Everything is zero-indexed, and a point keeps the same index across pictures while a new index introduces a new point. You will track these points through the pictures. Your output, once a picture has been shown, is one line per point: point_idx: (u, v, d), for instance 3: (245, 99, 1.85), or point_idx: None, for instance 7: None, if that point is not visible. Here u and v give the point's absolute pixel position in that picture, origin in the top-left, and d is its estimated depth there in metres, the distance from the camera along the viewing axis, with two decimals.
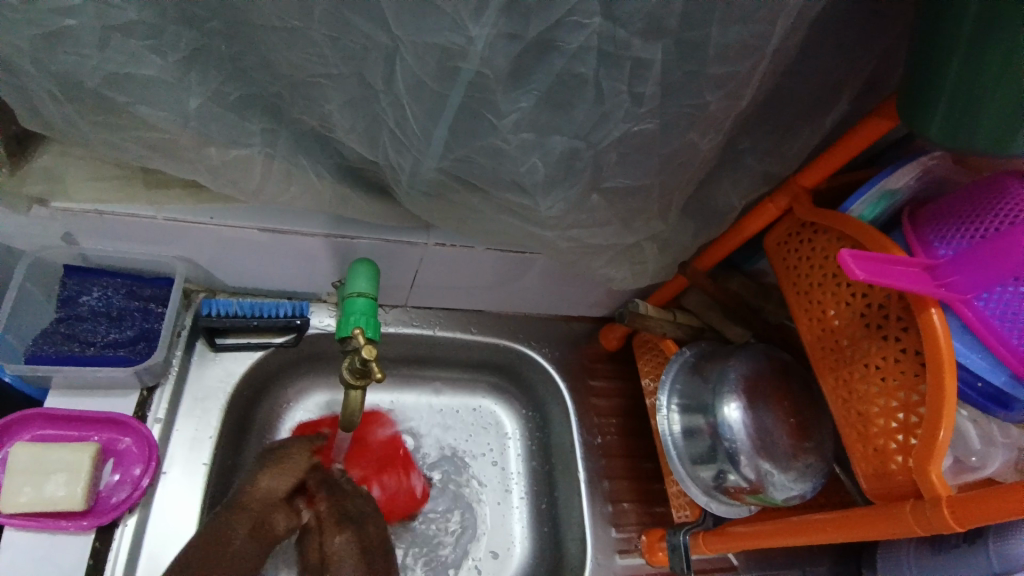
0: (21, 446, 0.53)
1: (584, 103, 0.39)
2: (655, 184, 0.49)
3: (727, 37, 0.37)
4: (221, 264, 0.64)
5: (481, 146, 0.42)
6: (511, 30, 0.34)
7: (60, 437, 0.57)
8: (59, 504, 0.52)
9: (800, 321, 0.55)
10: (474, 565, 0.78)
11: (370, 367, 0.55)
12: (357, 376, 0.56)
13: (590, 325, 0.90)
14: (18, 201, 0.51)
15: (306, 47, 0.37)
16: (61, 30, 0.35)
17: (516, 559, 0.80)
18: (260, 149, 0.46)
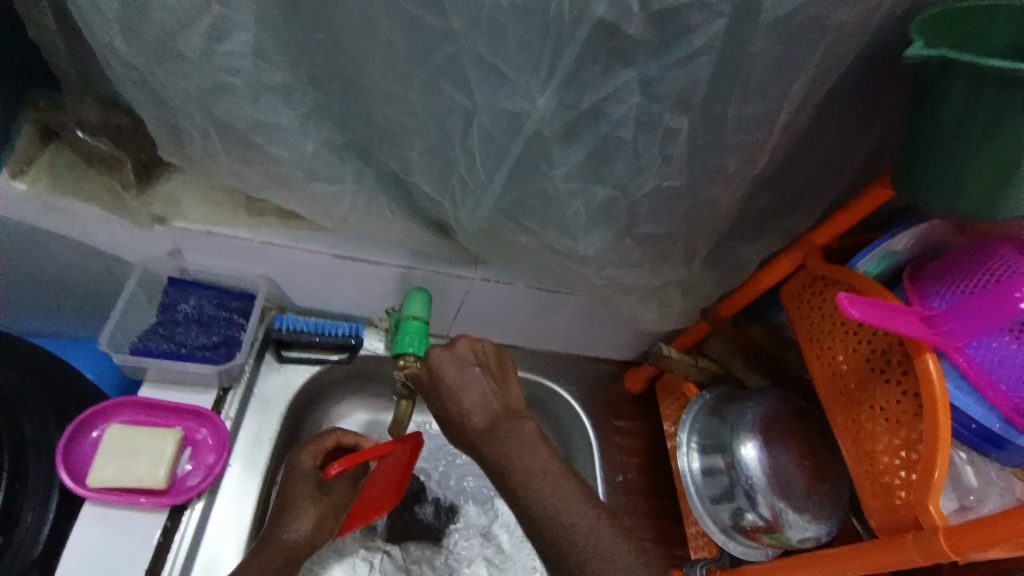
0: (117, 429, 0.61)
1: (623, 159, 0.47)
2: (681, 231, 0.56)
3: (744, 111, 0.44)
4: (296, 285, 0.73)
5: (535, 190, 0.50)
6: (569, 100, 0.42)
7: (146, 424, 0.65)
8: (145, 482, 0.59)
9: (813, 363, 0.60)
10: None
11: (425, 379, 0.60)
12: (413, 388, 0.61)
13: (616, 367, 0.96)
14: (141, 218, 0.63)
15: (403, 107, 0.47)
16: (225, 86, 0.44)
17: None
18: (350, 185, 0.55)
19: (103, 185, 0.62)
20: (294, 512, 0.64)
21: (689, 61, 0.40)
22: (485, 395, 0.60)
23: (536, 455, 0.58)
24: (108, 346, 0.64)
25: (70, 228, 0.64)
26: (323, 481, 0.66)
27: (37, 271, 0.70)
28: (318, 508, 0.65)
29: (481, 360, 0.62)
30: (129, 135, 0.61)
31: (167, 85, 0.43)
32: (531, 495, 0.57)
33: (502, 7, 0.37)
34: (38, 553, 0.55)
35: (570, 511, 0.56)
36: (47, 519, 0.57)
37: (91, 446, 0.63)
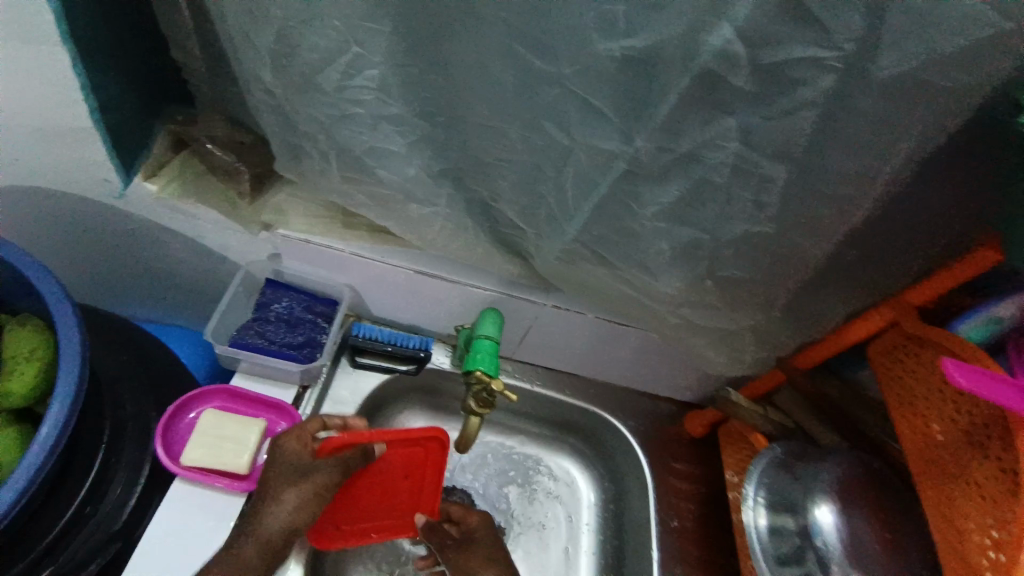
0: (211, 413, 0.67)
1: (713, 204, 0.47)
2: (763, 277, 0.56)
3: (846, 165, 0.44)
4: (376, 296, 0.78)
5: (620, 227, 0.52)
6: (668, 144, 0.43)
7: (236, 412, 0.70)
8: (229, 465, 0.64)
9: (901, 431, 0.57)
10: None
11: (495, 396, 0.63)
12: (481, 404, 0.63)
13: (675, 406, 0.95)
14: (252, 225, 0.69)
15: (502, 140, 0.49)
16: (350, 114, 0.48)
17: None
18: (442, 209, 0.59)
19: (221, 195, 0.69)
20: (273, 499, 0.60)
21: (793, 113, 0.40)
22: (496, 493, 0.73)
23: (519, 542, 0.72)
24: (213, 336, 0.72)
25: (189, 228, 0.72)
26: (305, 469, 0.61)
27: (159, 263, 0.78)
28: (298, 493, 0.61)
29: None
30: (250, 151, 0.69)
31: (303, 113, 0.49)
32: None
33: (612, 56, 0.39)
34: (122, 522, 0.61)
35: None
36: (135, 491, 0.63)
37: (186, 427, 0.69)
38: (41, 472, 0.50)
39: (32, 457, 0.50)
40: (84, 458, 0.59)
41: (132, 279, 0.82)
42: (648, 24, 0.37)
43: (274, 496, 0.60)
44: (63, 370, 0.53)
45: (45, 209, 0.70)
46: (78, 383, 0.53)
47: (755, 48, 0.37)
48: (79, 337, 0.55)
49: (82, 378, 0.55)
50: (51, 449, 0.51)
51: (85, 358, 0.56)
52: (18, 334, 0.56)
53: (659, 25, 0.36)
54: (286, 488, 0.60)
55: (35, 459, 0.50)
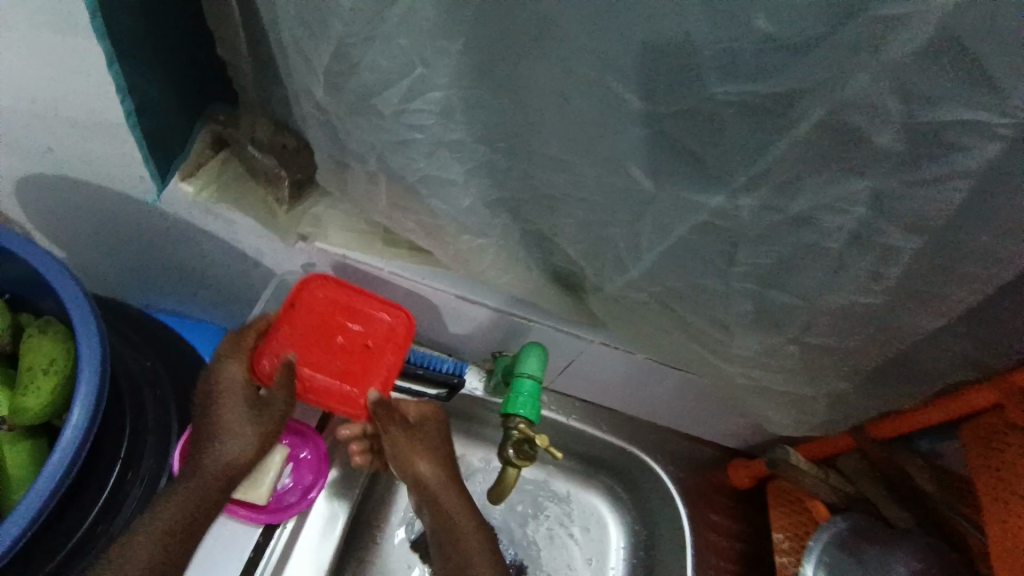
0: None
1: (817, 270, 0.41)
2: (856, 347, 0.49)
3: (994, 244, 0.36)
4: (413, 314, 0.74)
5: (699, 281, 0.46)
6: (779, 205, 0.37)
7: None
8: (248, 494, 0.60)
9: (982, 495, 0.56)
10: None
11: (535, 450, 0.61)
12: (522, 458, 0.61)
13: (719, 452, 0.88)
14: (288, 235, 0.65)
15: (573, 176, 0.43)
16: (409, 140, 0.43)
17: None
18: (496, 240, 0.53)
19: (260, 200, 0.64)
20: (221, 433, 0.57)
21: (941, 183, 0.33)
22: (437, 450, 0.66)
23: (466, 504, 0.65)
24: None
25: (224, 231, 0.68)
26: (258, 401, 0.58)
27: (192, 262, 0.75)
28: (247, 426, 0.58)
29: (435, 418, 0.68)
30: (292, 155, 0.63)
31: (356, 133, 0.44)
32: (452, 526, 0.64)
33: (726, 102, 0.32)
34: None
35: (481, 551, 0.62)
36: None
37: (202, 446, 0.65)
38: (47, 508, 0.48)
39: (42, 490, 0.49)
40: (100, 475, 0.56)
41: (164, 274, 0.80)
42: (781, 72, 0.30)
43: (223, 431, 0.57)
44: (75, 408, 0.50)
45: (82, 201, 0.68)
46: (88, 425, 0.51)
47: (912, 107, 0.30)
48: (97, 374, 0.52)
49: (94, 416, 0.52)
50: (51, 493, 0.49)
51: (102, 392, 0.53)
52: (39, 344, 0.53)
53: (792, 72, 0.30)
54: (231, 421, 0.58)
55: (46, 487, 0.49)
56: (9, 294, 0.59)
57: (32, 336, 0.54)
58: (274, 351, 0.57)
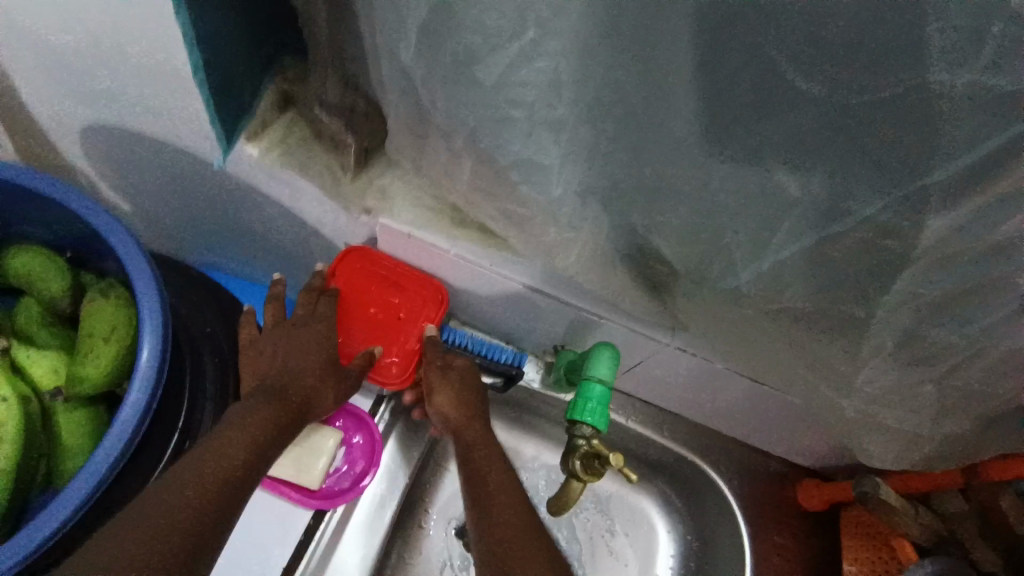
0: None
1: (995, 307, 0.33)
2: (1010, 396, 0.41)
3: None
4: (474, 301, 0.69)
5: (830, 303, 0.39)
6: (971, 226, 0.30)
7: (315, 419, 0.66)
8: (302, 479, 0.60)
9: None
10: None
11: (603, 464, 0.56)
12: (588, 471, 0.57)
13: (788, 469, 0.82)
14: (352, 207, 0.61)
15: (696, 171, 0.37)
16: (506, 117, 0.37)
17: None
18: (585, 234, 0.47)
19: (325, 165, 0.60)
20: (298, 370, 0.59)
21: None
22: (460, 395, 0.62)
23: (494, 449, 0.59)
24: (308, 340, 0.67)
25: (287, 197, 0.64)
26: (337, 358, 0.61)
27: (252, 226, 0.73)
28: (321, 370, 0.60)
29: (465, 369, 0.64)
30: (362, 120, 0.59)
31: (444, 103, 0.38)
32: (476, 476, 0.57)
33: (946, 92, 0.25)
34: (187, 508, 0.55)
35: (504, 487, 0.55)
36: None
37: None
38: (120, 463, 0.47)
39: (114, 445, 0.47)
40: (155, 449, 0.54)
41: (223, 235, 0.78)
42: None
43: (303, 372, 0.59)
44: (137, 383, 0.48)
45: (146, 156, 0.65)
46: (148, 402, 0.48)
47: None
48: (159, 348, 0.49)
49: (154, 395, 0.49)
50: (109, 470, 0.47)
51: (162, 367, 0.50)
52: (99, 309, 0.52)
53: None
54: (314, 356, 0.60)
55: (116, 442, 0.47)
56: (70, 250, 0.57)
57: (93, 300, 0.53)
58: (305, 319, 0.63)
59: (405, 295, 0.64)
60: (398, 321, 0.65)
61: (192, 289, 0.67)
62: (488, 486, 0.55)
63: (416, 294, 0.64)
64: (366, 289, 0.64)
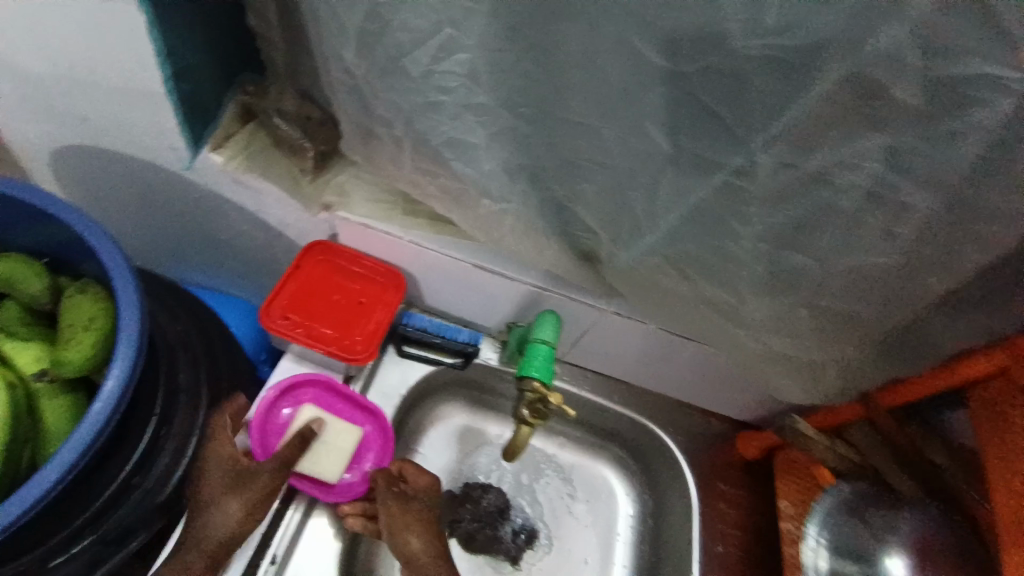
0: (308, 408, 0.68)
1: (830, 230, 0.42)
2: (867, 313, 0.50)
3: (1006, 204, 0.37)
4: (431, 288, 0.76)
5: (714, 244, 0.47)
6: (794, 162, 0.38)
7: (328, 411, 0.70)
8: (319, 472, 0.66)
9: (1006, 523, 0.50)
10: None
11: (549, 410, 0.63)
12: (535, 416, 0.64)
13: (728, 426, 0.90)
14: (313, 205, 0.67)
15: (596, 141, 0.45)
16: (435, 102, 0.45)
17: None
18: (517, 207, 0.54)
19: (286, 170, 0.66)
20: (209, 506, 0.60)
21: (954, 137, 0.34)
22: (427, 542, 0.65)
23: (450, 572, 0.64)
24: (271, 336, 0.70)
25: (250, 202, 0.69)
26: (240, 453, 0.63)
27: (217, 234, 0.78)
28: (233, 498, 0.60)
29: (428, 487, 0.69)
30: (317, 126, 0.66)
31: (383, 94, 0.46)
32: None
33: (750, 56, 0.34)
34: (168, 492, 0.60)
35: None
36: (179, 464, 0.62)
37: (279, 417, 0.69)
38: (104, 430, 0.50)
39: (98, 415, 0.50)
40: (135, 432, 0.58)
41: (189, 247, 0.82)
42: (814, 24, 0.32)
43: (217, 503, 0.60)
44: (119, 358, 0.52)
45: (113, 172, 0.70)
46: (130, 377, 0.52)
47: (930, 58, 0.32)
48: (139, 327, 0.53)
49: (134, 371, 0.53)
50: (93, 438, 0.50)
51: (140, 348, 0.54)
52: (80, 301, 0.56)
53: (833, 17, 0.32)
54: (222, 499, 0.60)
55: (100, 412, 0.50)
56: (47, 255, 0.62)
57: (72, 295, 0.57)
58: (271, 306, 0.66)
59: (367, 282, 0.70)
60: (361, 306, 0.69)
61: (163, 292, 0.71)
62: None
63: (378, 281, 0.70)
64: (330, 276, 0.69)
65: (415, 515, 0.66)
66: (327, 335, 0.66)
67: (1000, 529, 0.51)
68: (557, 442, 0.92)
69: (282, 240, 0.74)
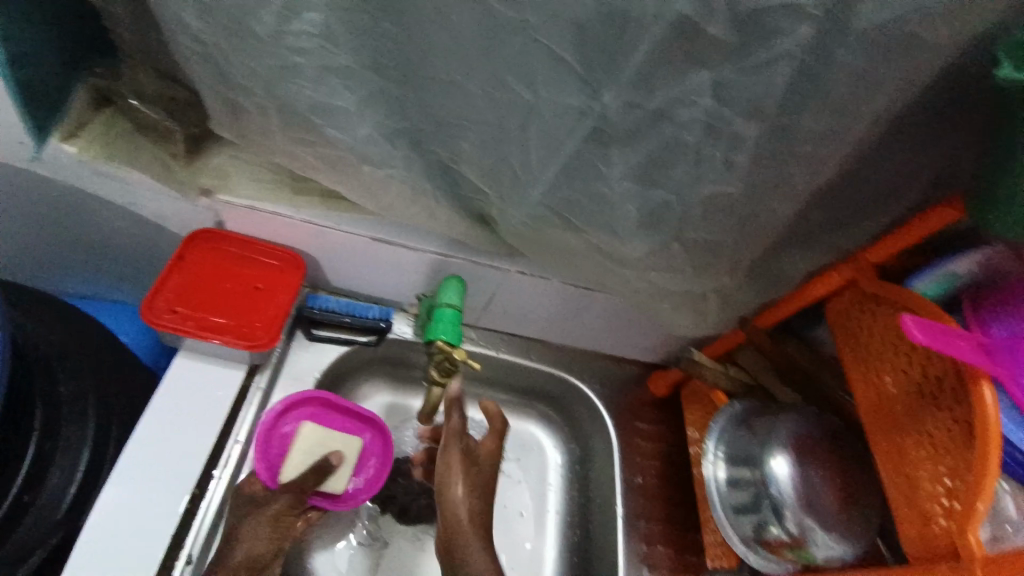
0: (308, 424, 0.69)
1: (682, 164, 0.46)
2: (730, 240, 0.55)
3: (816, 124, 0.43)
4: (333, 267, 0.75)
5: (586, 189, 0.50)
6: (638, 100, 0.41)
7: (328, 423, 0.72)
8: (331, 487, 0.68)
9: (864, 412, 0.57)
10: (519, 544, 0.86)
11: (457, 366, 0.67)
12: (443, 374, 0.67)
13: (641, 369, 0.96)
14: (190, 190, 0.63)
15: (462, 96, 0.46)
16: (292, 66, 0.44)
17: (551, 561, 0.86)
18: (400, 171, 0.54)
19: (153, 156, 0.62)
20: (236, 536, 0.61)
21: (766, 66, 0.38)
22: (469, 491, 0.63)
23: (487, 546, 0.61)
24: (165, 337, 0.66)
25: (118, 195, 0.64)
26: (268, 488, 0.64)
27: (86, 236, 0.71)
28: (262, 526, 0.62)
29: (472, 456, 0.65)
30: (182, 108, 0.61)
31: (238, 61, 0.44)
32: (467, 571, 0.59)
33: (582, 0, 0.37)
34: (64, 511, 0.57)
35: None
36: (75, 480, 0.59)
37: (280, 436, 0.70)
38: None
39: None
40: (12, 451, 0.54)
41: (56, 253, 0.75)
42: None
43: (247, 533, 0.61)
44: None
45: None
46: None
47: None
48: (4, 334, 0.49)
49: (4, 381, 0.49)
50: None
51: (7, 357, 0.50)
52: None
53: None
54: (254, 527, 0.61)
55: None
56: None
57: None
58: (156, 302, 0.63)
59: (262, 268, 0.68)
60: (258, 293, 0.67)
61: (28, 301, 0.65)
62: None
63: (273, 265, 0.68)
64: (220, 265, 0.66)
65: (473, 482, 0.63)
66: (223, 326, 0.64)
67: (862, 417, 0.57)
68: (485, 407, 0.94)
69: (163, 233, 0.70)
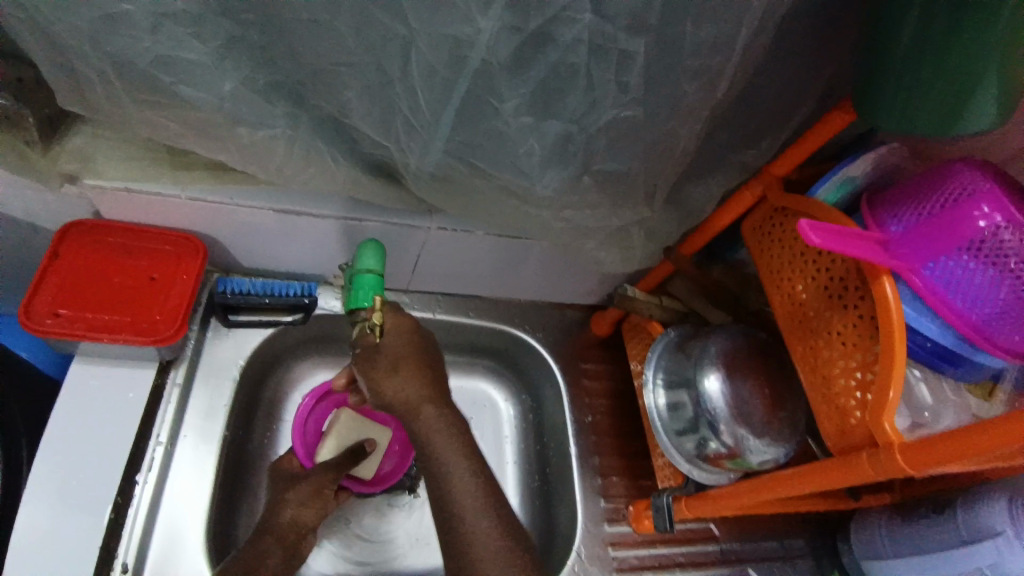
0: (345, 412, 0.76)
1: (575, 90, 0.44)
2: (640, 168, 0.54)
3: (700, 35, 0.42)
4: (240, 247, 0.69)
5: (484, 129, 0.47)
6: (515, 23, 0.39)
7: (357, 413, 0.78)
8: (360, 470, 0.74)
9: (782, 320, 0.59)
10: None
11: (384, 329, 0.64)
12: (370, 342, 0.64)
13: (582, 313, 0.96)
14: (51, 177, 0.56)
15: (330, 37, 0.42)
16: (120, 14, 0.39)
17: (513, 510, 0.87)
18: (283, 130, 0.50)
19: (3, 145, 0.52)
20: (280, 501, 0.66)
21: None
22: (407, 383, 0.61)
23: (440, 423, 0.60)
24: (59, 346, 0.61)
25: None
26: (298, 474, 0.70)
27: None
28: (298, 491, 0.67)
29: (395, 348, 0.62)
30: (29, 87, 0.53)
31: (57, 16, 0.39)
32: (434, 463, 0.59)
33: None
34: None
35: (467, 491, 0.57)
36: None
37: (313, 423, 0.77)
38: None
39: None
40: None
41: None
42: None
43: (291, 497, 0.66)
44: None
45: None
46: None
47: None
48: None
49: None
50: None
51: None
52: None
53: None
54: (298, 491, 0.67)
55: None
56: None
57: None
58: (37, 308, 0.57)
59: (154, 257, 0.62)
60: (155, 284, 0.62)
61: None
62: (443, 468, 0.58)
63: (167, 253, 0.63)
64: (104, 260, 0.60)
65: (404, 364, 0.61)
66: (118, 323, 0.59)
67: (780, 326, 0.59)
68: None
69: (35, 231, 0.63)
